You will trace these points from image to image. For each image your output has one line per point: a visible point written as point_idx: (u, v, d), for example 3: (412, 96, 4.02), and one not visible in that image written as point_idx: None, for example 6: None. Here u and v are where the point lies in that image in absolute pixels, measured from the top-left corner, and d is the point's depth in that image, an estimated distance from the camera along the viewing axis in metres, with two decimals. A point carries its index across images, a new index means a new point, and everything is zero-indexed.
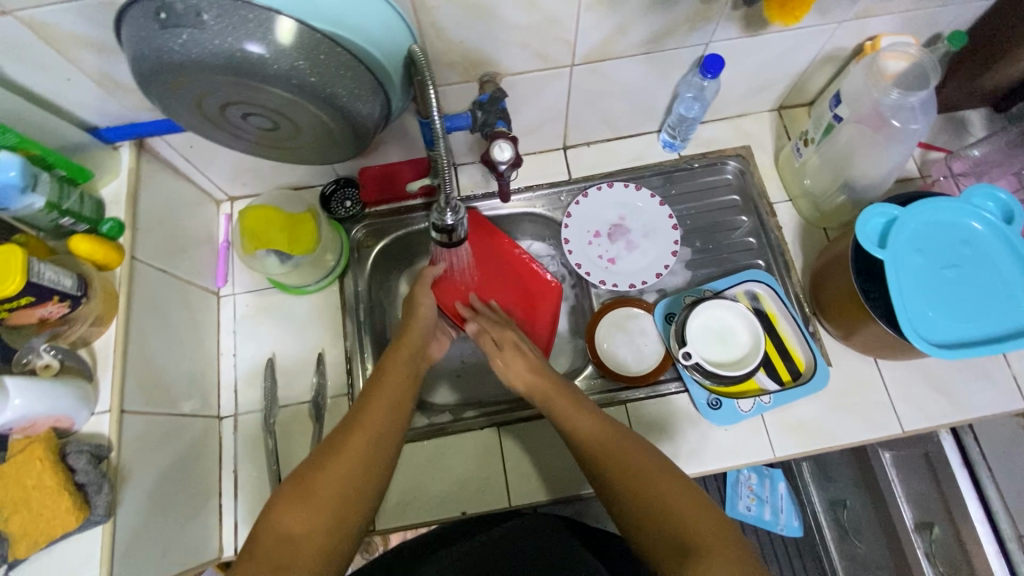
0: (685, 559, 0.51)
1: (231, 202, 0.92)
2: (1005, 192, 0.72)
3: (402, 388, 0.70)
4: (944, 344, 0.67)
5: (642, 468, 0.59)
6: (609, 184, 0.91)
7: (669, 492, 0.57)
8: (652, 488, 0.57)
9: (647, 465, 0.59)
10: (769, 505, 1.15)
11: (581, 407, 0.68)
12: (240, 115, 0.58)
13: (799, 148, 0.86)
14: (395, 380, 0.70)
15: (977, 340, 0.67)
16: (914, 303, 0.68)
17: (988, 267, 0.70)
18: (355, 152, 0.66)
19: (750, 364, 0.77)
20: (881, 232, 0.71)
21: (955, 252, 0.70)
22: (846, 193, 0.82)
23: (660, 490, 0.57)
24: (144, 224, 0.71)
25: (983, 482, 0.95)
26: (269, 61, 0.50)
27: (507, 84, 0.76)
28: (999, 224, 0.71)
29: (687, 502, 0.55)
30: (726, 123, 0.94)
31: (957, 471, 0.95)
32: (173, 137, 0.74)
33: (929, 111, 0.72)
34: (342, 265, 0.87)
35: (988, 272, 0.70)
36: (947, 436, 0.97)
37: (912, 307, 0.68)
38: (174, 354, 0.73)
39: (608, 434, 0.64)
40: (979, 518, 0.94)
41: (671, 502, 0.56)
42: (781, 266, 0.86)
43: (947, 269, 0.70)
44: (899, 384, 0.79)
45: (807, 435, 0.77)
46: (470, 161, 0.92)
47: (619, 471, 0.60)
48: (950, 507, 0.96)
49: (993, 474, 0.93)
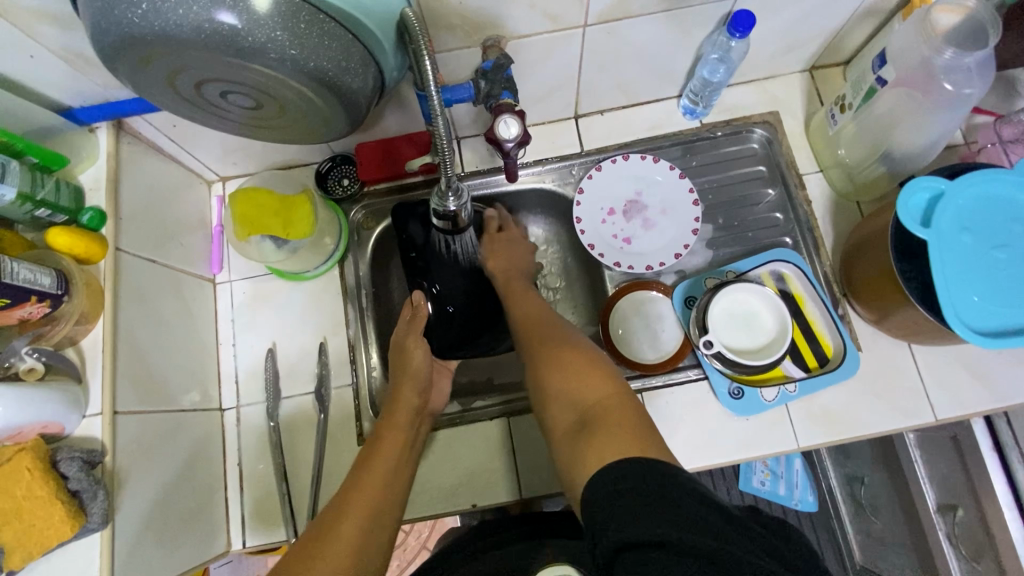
0: (581, 431, 0.51)
1: (222, 183, 0.87)
2: None
3: (397, 450, 0.65)
4: (990, 332, 0.62)
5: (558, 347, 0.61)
6: (624, 156, 0.85)
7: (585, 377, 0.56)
8: (581, 378, 0.56)
9: (566, 343, 0.62)
10: (784, 480, 1.13)
11: (528, 293, 0.74)
12: (218, 93, 0.53)
13: (833, 114, 0.79)
14: (391, 436, 0.65)
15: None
16: (960, 286, 0.62)
17: None
18: (348, 130, 0.60)
19: (775, 352, 0.72)
20: (925, 208, 0.64)
21: (1006, 230, 0.64)
22: (885, 164, 0.75)
23: (568, 367, 0.58)
24: (128, 212, 0.67)
25: (1014, 468, 0.88)
26: (243, 34, 0.44)
27: (512, 48, 0.69)
28: None
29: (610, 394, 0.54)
30: (752, 87, 0.87)
31: (985, 455, 0.90)
32: (153, 115, 0.68)
33: (986, 72, 0.64)
34: (341, 249, 0.83)
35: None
36: (977, 419, 0.92)
37: (957, 291, 0.62)
38: (168, 348, 0.70)
39: (551, 333, 0.65)
40: (1007, 503, 0.88)
41: (583, 375, 0.56)
42: (810, 244, 0.81)
43: (996, 249, 0.64)
44: (934, 371, 0.75)
45: (833, 424, 0.73)
46: (474, 133, 0.85)
47: (545, 361, 0.60)
48: (977, 491, 0.92)
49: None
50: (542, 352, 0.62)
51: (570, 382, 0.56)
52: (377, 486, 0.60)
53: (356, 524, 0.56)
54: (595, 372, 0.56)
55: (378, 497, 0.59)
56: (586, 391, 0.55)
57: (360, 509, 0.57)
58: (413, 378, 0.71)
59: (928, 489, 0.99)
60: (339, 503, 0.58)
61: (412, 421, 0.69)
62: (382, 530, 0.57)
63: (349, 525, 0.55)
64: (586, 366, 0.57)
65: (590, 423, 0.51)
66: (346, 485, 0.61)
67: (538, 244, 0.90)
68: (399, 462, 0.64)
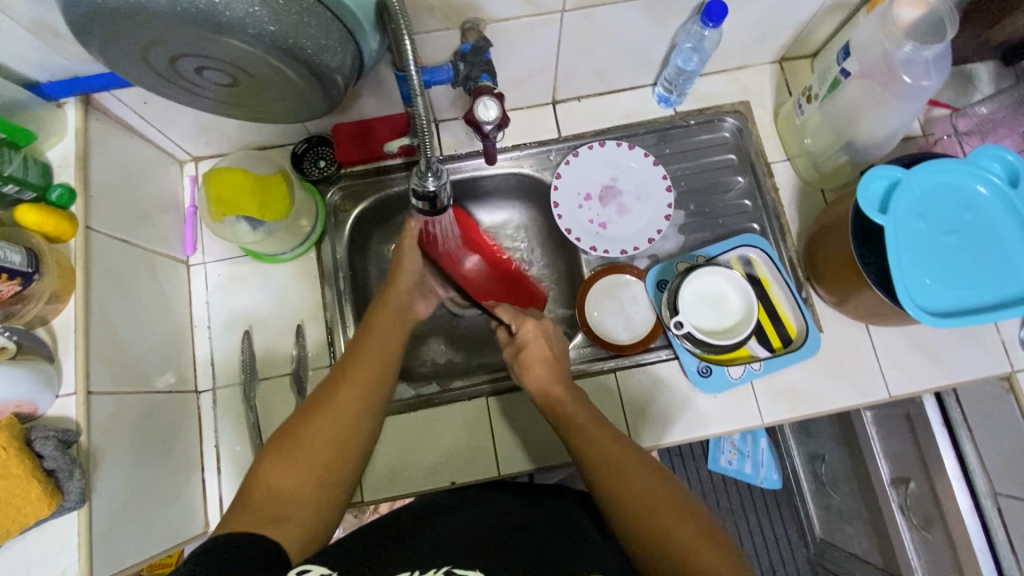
0: None
1: (195, 163, 0.86)
2: (1014, 153, 0.69)
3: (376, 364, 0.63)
4: (938, 313, 0.66)
5: (639, 483, 0.56)
6: (600, 143, 0.86)
7: (684, 533, 0.52)
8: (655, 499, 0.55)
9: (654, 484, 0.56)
10: (750, 459, 1.27)
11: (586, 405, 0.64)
12: (194, 69, 0.52)
13: (801, 105, 0.81)
14: (370, 347, 0.65)
15: (971, 308, 0.66)
16: (912, 270, 0.66)
17: (987, 232, 0.68)
18: (326, 110, 0.60)
19: (741, 333, 0.75)
20: (883, 196, 0.68)
21: (956, 217, 0.68)
22: (848, 153, 0.78)
23: (664, 518, 0.53)
24: (98, 190, 0.65)
25: (961, 440, 0.91)
26: (220, 8, 0.44)
27: (491, 32, 0.69)
28: (1005, 188, 0.68)
29: (702, 543, 0.52)
30: (724, 76, 0.89)
31: (935, 430, 0.93)
32: (124, 92, 0.67)
33: (943, 66, 0.67)
34: (318, 231, 0.82)
35: (984, 237, 0.68)
36: (929, 397, 0.94)
37: (910, 275, 0.66)
38: (142, 329, 0.69)
39: (619, 450, 0.59)
40: (955, 474, 0.91)
41: (682, 530, 0.53)
42: (776, 230, 0.84)
43: (947, 235, 0.68)
44: (889, 350, 0.79)
45: (794, 401, 0.77)
46: (452, 117, 0.86)
47: (639, 506, 0.55)
48: (927, 464, 0.95)
49: (973, 435, 0.89)
50: (608, 464, 0.58)
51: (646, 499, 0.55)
52: (370, 370, 0.63)
53: (350, 401, 0.60)
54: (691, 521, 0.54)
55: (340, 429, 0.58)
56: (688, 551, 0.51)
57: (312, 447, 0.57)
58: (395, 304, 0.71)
59: (883, 463, 1.04)
60: (328, 392, 0.60)
61: (401, 313, 0.71)
62: (373, 404, 0.61)
63: (343, 409, 0.59)
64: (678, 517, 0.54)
65: None
66: (312, 404, 0.60)
67: (513, 229, 0.92)
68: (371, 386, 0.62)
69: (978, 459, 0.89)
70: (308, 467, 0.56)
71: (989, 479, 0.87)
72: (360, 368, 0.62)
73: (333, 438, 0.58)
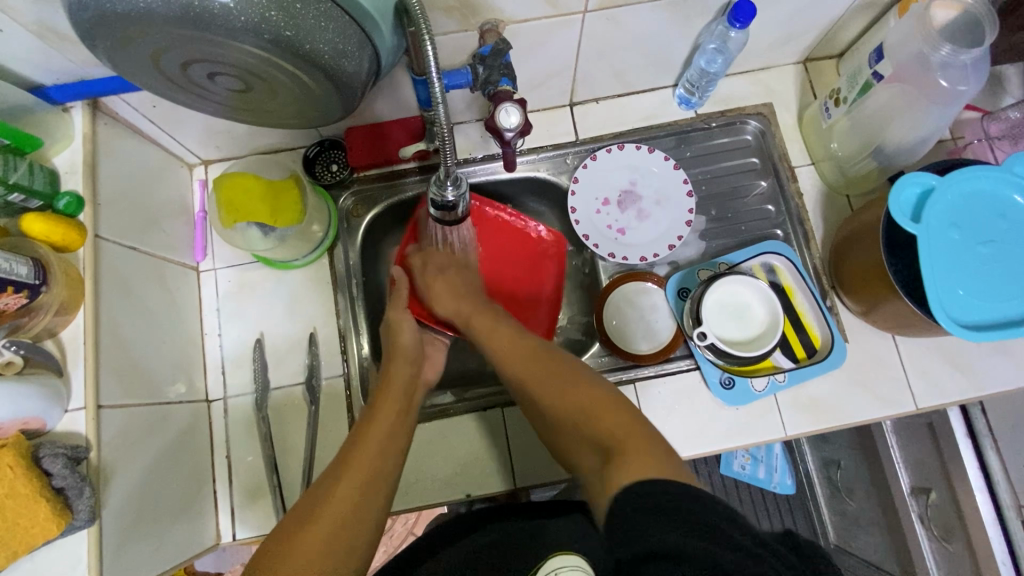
0: (607, 457, 0.49)
1: (205, 166, 0.84)
2: None
3: (384, 439, 0.60)
4: (973, 325, 0.63)
5: (545, 377, 0.59)
6: (619, 146, 0.84)
7: (588, 402, 0.55)
8: (573, 393, 0.56)
9: (565, 374, 0.59)
10: (763, 464, 1.19)
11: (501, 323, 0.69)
12: (206, 74, 0.50)
13: (828, 108, 0.79)
14: (379, 426, 0.62)
15: (1005, 321, 0.64)
16: (946, 281, 0.64)
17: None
18: (340, 116, 0.58)
19: (766, 344, 0.73)
20: (915, 204, 0.65)
21: (991, 226, 0.66)
22: (876, 159, 0.76)
23: (573, 397, 0.56)
24: (107, 197, 0.64)
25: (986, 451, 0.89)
26: (234, 13, 0.42)
27: (510, 33, 0.67)
28: None
29: (606, 406, 0.54)
30: (747, 77, 0.86)
31: (960, 441, 0.91)
32: (132, 96, 0.65)
33: (981, 70, 0.65)
34: (330, 237, 0.81)
35: (1020, 246, 0.66)
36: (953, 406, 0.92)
37: (944, 287, 0.63)
38: (151, 339, 0.67)
39: (528, 352, 0.63)
40: (978, 484, 0.90)
41: (589, 402, 0.54)
42: (800, 236, 0.82)
43: (982, 245, 0.65)
44: (917, 362, 0.77)
45: (819, 413, 0.75)
46: (468, 119, 0.84)
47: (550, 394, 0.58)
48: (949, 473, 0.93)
49: (999, 448, 0.87)
50: (520, 372, 0.62)
51: (561, 399, 0.57)
52: (370, 456, 0.58)
53: (350, 490, 0.54)
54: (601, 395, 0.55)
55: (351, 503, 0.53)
56: (597, 418, 0.53)
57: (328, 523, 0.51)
58: (406, 355, 0.71)
59: (902, 472, 1.01)
60: (327, 484, 0.54)
61: (406, 392, 0.68)
62: (377, 498, 0.55)
63: (346, 491, 0.54)
64: (589, 395, 0.55)
65: (613, 450, 0.49)
66: (325, 479, 0.56)
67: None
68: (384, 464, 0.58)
69: (1002, 468, 0.88)
70: (315, 562, 0.48)
71: (1015, 493, 0.86)
72: (370, 441, 0.59)
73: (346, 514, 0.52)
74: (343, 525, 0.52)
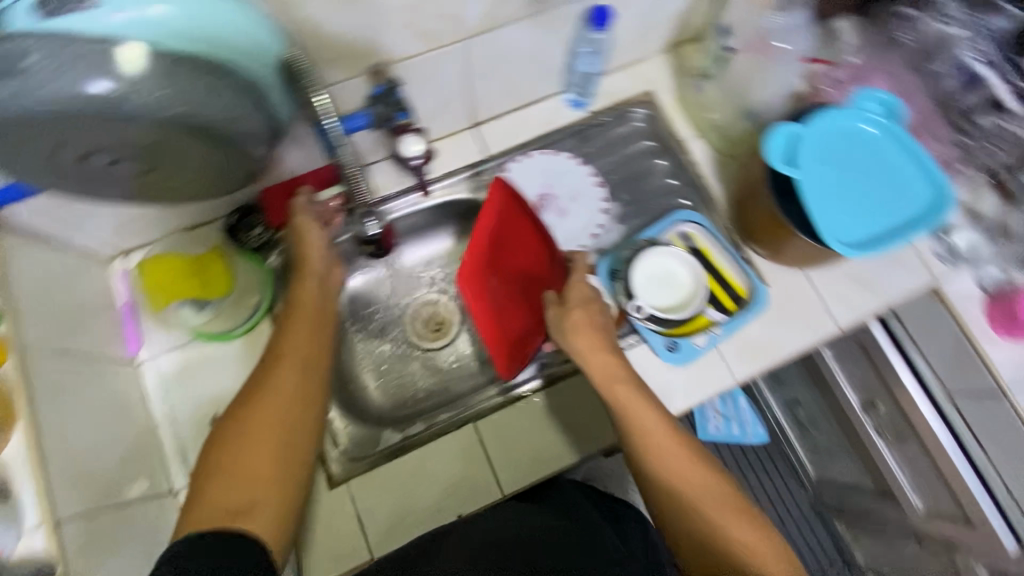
0: None
1: (124, 257, 0.82)
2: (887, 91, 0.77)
3: (303, 334, 0.67)
4: (858, 244, 0.72)
5: (692, 469, 0.60)
6: (527, 154, 0.90)
7: (730, 526, 0.56)
8: (717, 512, 0.57)
9: (707, 482, 0.60)
10: (734, 421, 1.36)
11: (649, 402, 0.64)
12: (105, 162, 0.50)
13: (697, 84, 0.90)
14: (300, 322, 0.68)
15: (882, 234, 0.72)
16: (827, 214, 0.72)
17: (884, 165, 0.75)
18: (250, 175, 0.60)
19: (697, 302, 0.81)
20: (787, 149, 0.73)
21: (853, 156, 0.75)
22: (749, 120, 0.86)
23: (716, 517, 0.57)
24: (23, 306, 0.62)
25: (912, 356, 0.91)
26: (122, 96, 0.43)
27: (398, 71, 0.71)
28: (888, 124, 0.76)
29: (750, 530, 0.56)
30: (626, 71, 0.95)
31: (887, 351, 0.92)
32: (32, 201, 0.64)
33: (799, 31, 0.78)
34: (268, 301, 0.81)
35: (885, 175, 0.75)
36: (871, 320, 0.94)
37: (826, 218, 0.71)
38: (100, 440, 0.65)
39: (672, 439, 0.62)
40: (914, 389, 0.91)
41: (732, 526, 0.56)
42: (705, 202, 0.89)
43: (850, 174, 0.74)
44: (828, 287, 0.85)
45: (756, 354, 0.82)
46: (380, 159, 0.87)
47: (688, 513, 0.58)
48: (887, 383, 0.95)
49: (920, 349, 0.89)
50: (666, 463, 0.60)
51: (713, 516, 0.57)
52: (287, 366, 0.63)
53: (279, 392, 0.61)
54: (744, 517, 0.57)
55: (277, 409, 0.60)
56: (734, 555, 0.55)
57: (261, 431, 0.58)
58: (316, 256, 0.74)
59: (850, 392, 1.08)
60: (244, 398, 0.60)
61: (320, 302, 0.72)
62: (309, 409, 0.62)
63: (268, 407, 0.59)
64: (739, 521, 0.57)
65: None
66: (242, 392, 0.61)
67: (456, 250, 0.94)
68: (297, 362, 0.64)
69: (932, 372, 0.89)
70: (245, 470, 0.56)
71: (944, 387, 0.88)
72: (288, 348, 0.65)
73: (275, 424, 0.59)
74: (275, 437, 0.58)
